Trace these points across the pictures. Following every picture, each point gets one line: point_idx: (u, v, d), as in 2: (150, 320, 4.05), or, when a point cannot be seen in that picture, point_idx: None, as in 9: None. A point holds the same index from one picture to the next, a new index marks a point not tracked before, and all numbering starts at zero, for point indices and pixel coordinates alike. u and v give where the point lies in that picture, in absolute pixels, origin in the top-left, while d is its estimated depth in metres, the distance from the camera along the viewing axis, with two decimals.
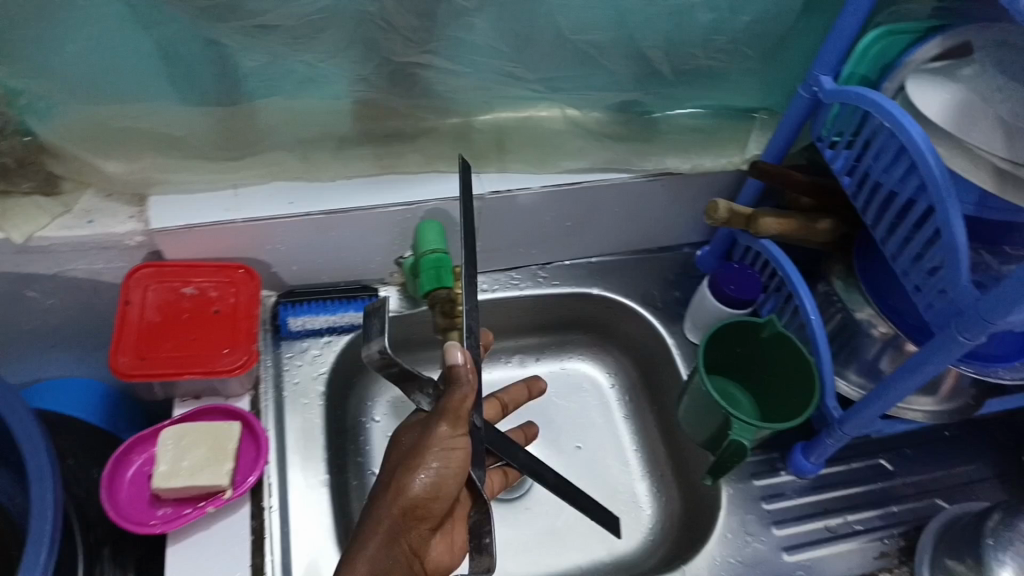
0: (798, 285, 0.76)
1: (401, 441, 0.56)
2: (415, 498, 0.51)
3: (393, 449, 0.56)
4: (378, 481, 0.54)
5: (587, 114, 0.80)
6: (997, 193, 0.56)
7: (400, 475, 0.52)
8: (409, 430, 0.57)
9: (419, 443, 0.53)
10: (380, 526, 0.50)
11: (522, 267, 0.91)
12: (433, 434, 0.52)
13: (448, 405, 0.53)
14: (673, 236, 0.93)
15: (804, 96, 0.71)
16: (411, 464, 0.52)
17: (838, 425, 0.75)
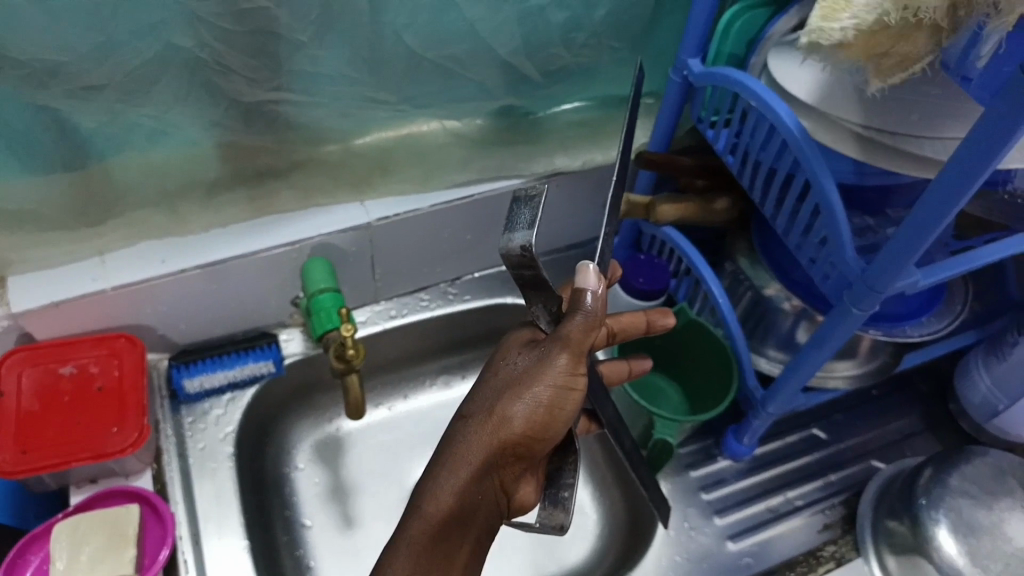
0: (702, 269, 0.75)
1: (504, 357, 0.52)
2: (519, 432, 0.48)
3: (487, 368, 0.52)
4: (479, 399, 0.50)
5: (468, 123, 0.77)
6: (866, 159, 0.56)
7: (507, 402, 0.48)
8: (518, 348, 0.52)
9: (534, 368, 0.49)
10: (480, 450, 0.48)
11: (430, 287, 0.87)
12: (551, 360, 0.49)
13: (568, 333, 0.48)
14: (582, 233, 0.91)
15: (676, 80, 0.71)
16: (522, 391, 0.48)
17: (761, 406, 0.73)
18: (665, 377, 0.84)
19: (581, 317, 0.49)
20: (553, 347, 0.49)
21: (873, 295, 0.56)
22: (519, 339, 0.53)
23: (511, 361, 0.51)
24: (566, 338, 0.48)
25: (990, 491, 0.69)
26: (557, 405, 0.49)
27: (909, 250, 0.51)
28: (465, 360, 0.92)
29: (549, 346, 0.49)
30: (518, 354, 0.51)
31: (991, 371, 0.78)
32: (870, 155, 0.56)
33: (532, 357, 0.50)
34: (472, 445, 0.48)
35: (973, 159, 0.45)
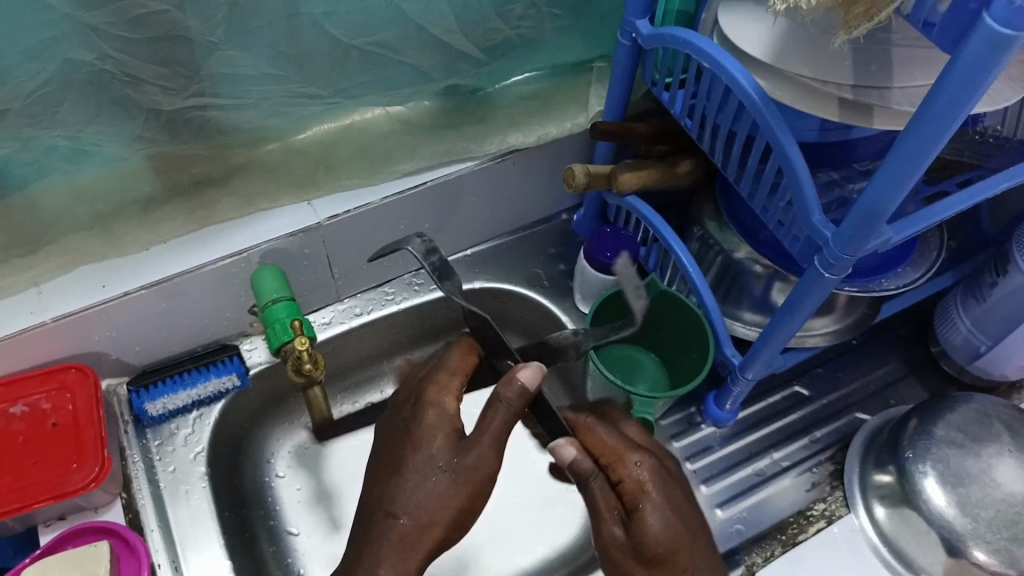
0: (671, 241, 0.72)
1: (426, 451, 0.53)
2: (448, 534, 0.53)
3: (405, 459, 0.53)
4: (408, 499, 0.52)
5: (413, 107, 0.75)
6: (841, 120, 0.52)
7: (438, 511, 0.52)
8: (436, 438, 0.53)
9: (460, 459, 0.52)
10: (416, 558, 0.52)
11: (393, 279, 0.84)
12: (477, 458, 0.52)
13: (492, 429, 0.52)
14: (545, 207, 0.89)
15: (625, 43, 0.67)
16: (450, 492, 0.52)
17: (740, 373, 0.71)
18: (641, 350, 0.82)
19: (449, 371, 0.58)
20: (478, 447, 0.52)
21: (844, 261, 0.53)
22: (441, 426, 0.54)
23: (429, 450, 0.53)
24: (497, 435, 0.52)
25: (976, 439, 0.67)
26: (482, 496, 0.53)
27: (876, 211, 0.49)
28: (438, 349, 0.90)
29: (475, 449, 0.52)
30: (443, 449, 0.53)
31: (971, 314, 0.76)
32: (833, 113, 0.52)
33: (456, 456, 0.53)
34: (408, 546, 0.52)
35: (940, 117, 0.42)
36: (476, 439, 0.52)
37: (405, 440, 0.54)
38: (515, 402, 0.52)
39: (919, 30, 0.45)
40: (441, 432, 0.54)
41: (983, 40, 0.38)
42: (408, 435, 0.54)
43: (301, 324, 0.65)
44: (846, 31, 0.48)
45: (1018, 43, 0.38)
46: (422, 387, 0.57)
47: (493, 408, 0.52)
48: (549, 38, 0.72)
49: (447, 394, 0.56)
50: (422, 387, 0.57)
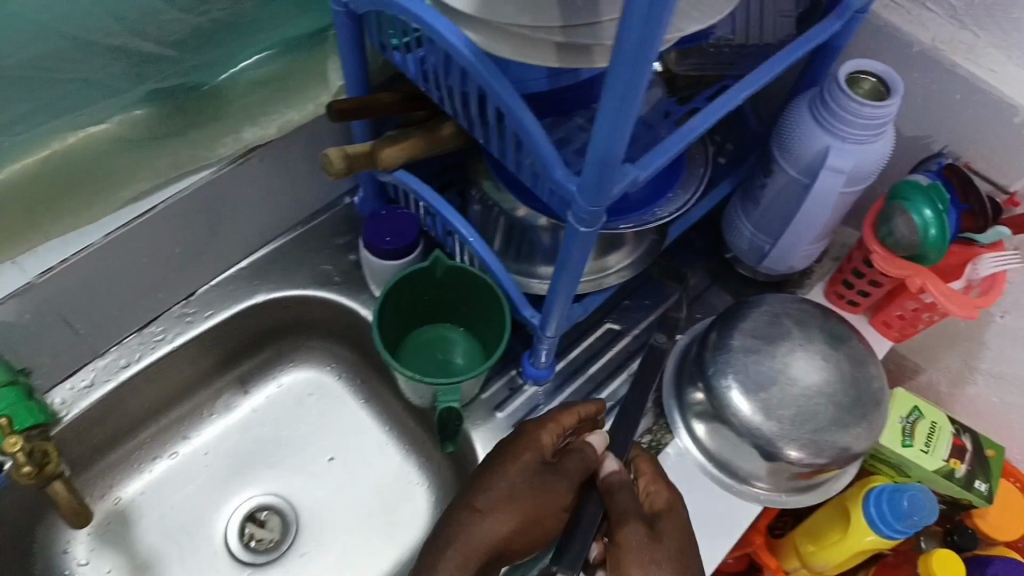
0: (447, 212, 0.68)
1: (518, 463, 0.61)
2: (514, 536, 0.59)
3: (500, 464, 0.62)
4: (490, 493, 0.60)
5: (125, 118, 0.62)
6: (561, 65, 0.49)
7: (508, 512, 0.59)
8: (529, 458, 0.62)
9: (535, 486, 0.60)
10: (490, 535, 0.58)
11: (159, 315, 0.74)
12: (555, 490, 0.61)
13: (571, 468, 0.62)
14: (320, 196, 0.81)
15: (340, 11, 0.60)
16: (530, 499, 0.60)
17: (542, 331, 0.68)
18: (450, 325, 0.77)
19: (565, 413, 0.66)
20: (562, 480, 0.61)
21: (593, 211, 0.51)
22: (534, 449, 0.62)
23: (504, 478, 0.60)
24: (576, 474, 0.62)
25: (769, 341, 0.69)
26: (549, 519, 0.60)
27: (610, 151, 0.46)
28: (239, 376, 0.81)
29: (559, 482, 0.61)
30: (528, 468, 0.61)
31: (751, 216, 0.76)
32: (553, 59, 0.49)
33: (542, 478, 0.61)
34: (477, 536, 0.58)
35: (638, 46, 0.40)
36: (564, 466, 0.62)
37: (502, 456, 0.63)
38: (590, 459, 0.63)
39: None
40: (534, 453, 0.62)
41: None
42: (507, 451, 0.63)
43: (8, 420, 0.56)
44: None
45: None
46: (536, 424, 0.65)
47: (569, 457, 0.63)
48: (258, 19, 0.63)
49: (547, 425, 0.64)
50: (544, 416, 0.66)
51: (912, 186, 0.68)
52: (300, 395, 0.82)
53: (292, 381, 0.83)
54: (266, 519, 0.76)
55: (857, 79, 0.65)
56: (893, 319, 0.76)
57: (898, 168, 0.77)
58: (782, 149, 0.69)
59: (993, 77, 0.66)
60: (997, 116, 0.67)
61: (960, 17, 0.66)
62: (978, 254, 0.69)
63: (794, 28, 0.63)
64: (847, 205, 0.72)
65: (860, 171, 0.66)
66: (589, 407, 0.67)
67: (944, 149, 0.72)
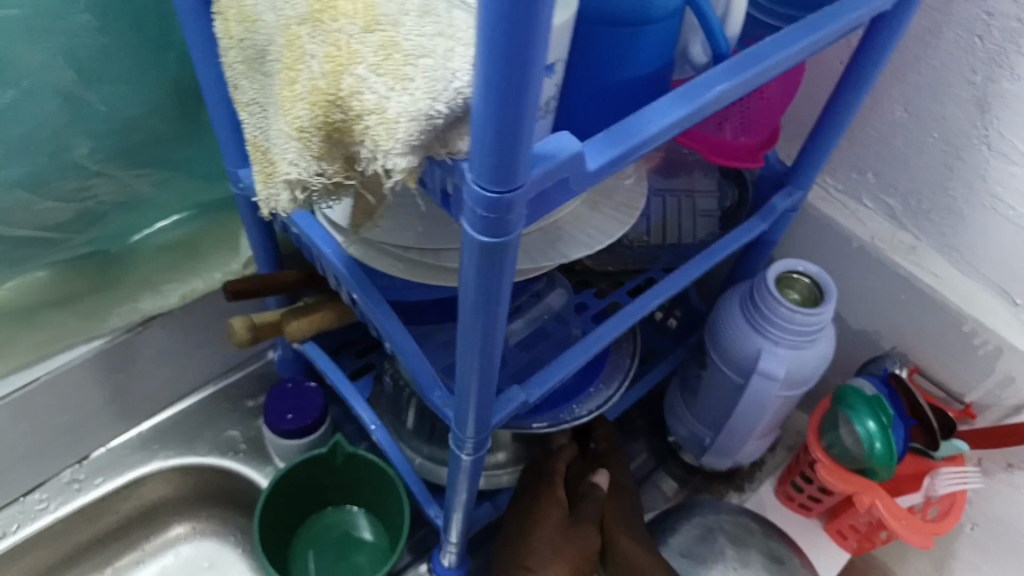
0: (349, 395, 0.63)
1: (549, 521, 0.58)
2: None
3: (530, 526, 0.58)
4: (538, 554, 0.56)
5: (25, 278, 0.59)
6: (435, 282, 0.45)
7: (562, 562, 0.56)
8: (557, 507, 0.59)
9: (569, 534, 0.58)
10: None
11: (46, 482, 0.70)
12: (588, 537, 0.58)
13: (588, 513, 0.60)
14: (234, 355, 0.77)
15: (238, 194, 0.57)
16: (570, 548, 0.57)
17: (445, 535, 0.60)
18: (355, 509, 0.70)
19: (561, 457, 0.63)
20: (591, 527, 0.59)
21: (469, 440, 0.46)
22: (556, 501, 0.59)
23: (543, 532, 0.57)
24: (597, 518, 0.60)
25: (700, 562, 0.62)
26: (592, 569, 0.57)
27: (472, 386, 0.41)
28: (128, 545, 0.73)
29: (589, 527, 0.59)
30: (559, 519, 0.58)
31: (690, 405, 0.71)
32: (438, 279, 0.45)
33: (572, 530, 0.58)
34: None
35: (481, 321, 0.35)
36: (586, 510, 0.60)
37: (530, 506, 0.60)
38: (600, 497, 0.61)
39: (440, 199, 0.34)
40: (561, 507, 0.59)
41: (471, 246, 0.31)
42: (533, 504, 0.60)
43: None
44: (269, 211, 0.32)
45: (513, 244, 0.31)
46: (546, 478, 0.62)
47: (585, 502, 0.60)
48: (158, 199, 0.61)
49: (558, 478, 0.62)
50: (544, 469, 0.62)
51: (856, 393, 0.62)
52: (196, 568, 0.73)
53: (191, 549, 0.74)
54: None
55: (790, 279, 0.61)
56: (847, 529, 0.69)
57: (847, 358, 0.72)
58: (716, 344, 0.64)
59: (936, 280, 0.61)
60: (945, 319, 0.62)
61: (899, 217, 0.63)
62: (935, 468, 0.62)
63: (719, 226, 0.61)
64: (790, 403, 0.66)
65: (794, 373, 0.61)
66: (564, 453, 0.64)
67: (894, 348, 0.67)
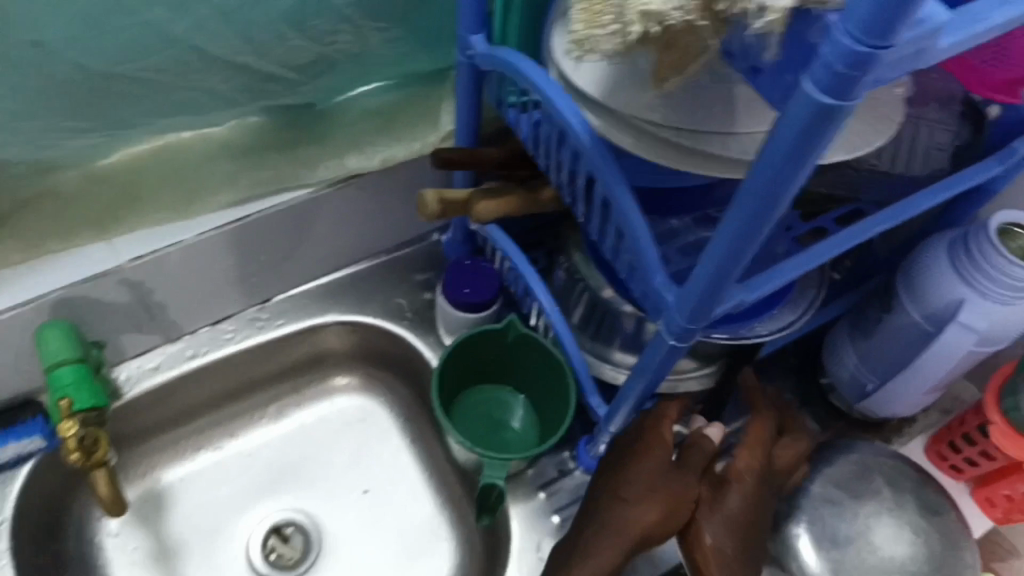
0: (531, 278, 0.64)
1: (648, 458, 0.59)
2: (655, 527, 0.57)
3: (629, 461, 0.60)
4: (631, 485, 0.58)
5: (242, 121, 0.63)
6: (679, 166, 0.45)
7: (654, 507, 0.57)
8: (659, 449, 0.60)
9: (666, 476, 0.58)
10: (634, 533, 0.57)
11: (233, 314, 0.76)
12: (684, 482, 0.58)
13: (692, 462, 0.60)
14: (409, 228, 0.81)
15: (464, 63, 0.58)
16: (660, 488, 0.58)
17: (604, 425, 0.62)
18: (511, 392, 0.73)
19: (676, 402, 0.63)
20: (691, 474, 0.59)
21: (690, 328, 0.46)
22: (659, 443, 0.60)
23: (640, 470, 0.59)
24: (700, 466, 0.60)
25: (855, 497, 0.62)
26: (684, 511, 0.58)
27: (716, 272, 0.41)
28: (296, 386, 0.82)
29: (686, 476, 0.59)
30: (658, 460, 0.59)
31: (858, 348, 0.69)
32: (687, 163, 0.45)
33: (668, 475, 0.59)
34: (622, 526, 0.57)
35: (763, 198, 0.35)
36: (687, 459, 0.60)
37: (632, 446, 0.61)
38: (709, 449, 0.61)
39: (744, 69, 0.34)
40: (662, 452, 0.60)
41: (802, 107, 0.30)
42: (637, 445, 0.60)
43: (70, 403, 0.60)
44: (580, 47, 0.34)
45: (846, 114, 0.30)
46: (653, 416, 0.62)
47: (689, 449, 0.61)
48: (380, 57, 0.63)
49: (667, 419, 0.62)
50: (651, 410, 0.63)
51: None
52: (350, 420, 0.83)
53: (345, 404, 0.83)
54: (290, 535, 0.77)
55: (1010, 231, 0.58)
56: (999, 499, 0.68)
57: None
58: (910, 288, 0.62)
59: None
60: None
61: None
62: None
63: (948, 162, 0.58)
64: (973, 363, 0.64)
65: (995, 329, 0.58)
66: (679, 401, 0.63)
67: None
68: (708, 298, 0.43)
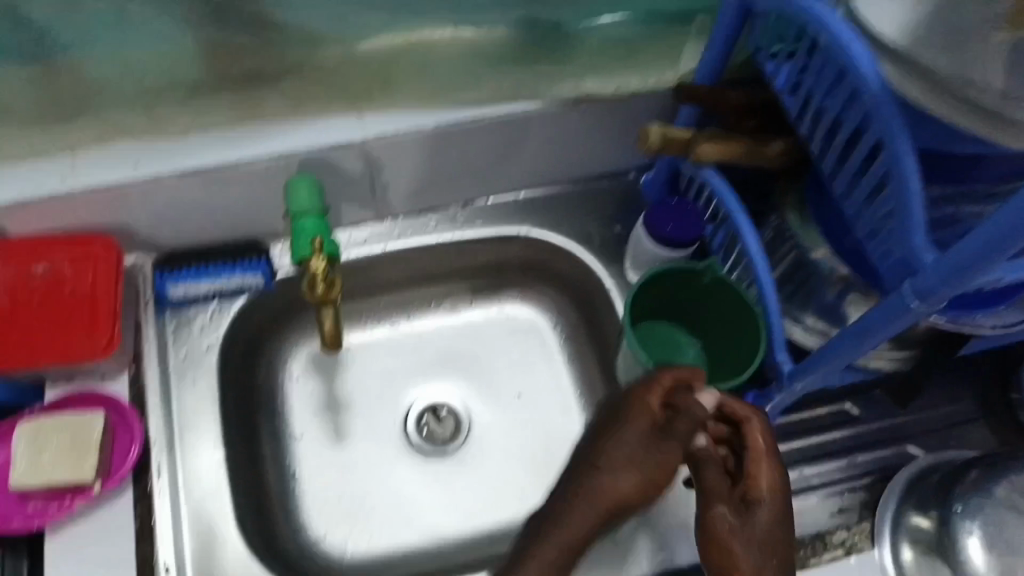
0: (743, 225, 0.66)
1: (630, 429, 0.64)
2: (633, 494, 0.63)
3: (614, 429, 0.65)
4: (620, 453, 0.64)
5: (492, 28, 0.68)
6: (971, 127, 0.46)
7: (630, 476, 0.63)
8: (648, 420, 0.64)
9: (640, 449, 0.63)
10: (592, 509, 0.63)
11: (438, 207, 0.81)
12: (671, 452, 0.63)
13: (679, 428, 0.63)
14: (613, 161, 0.82)
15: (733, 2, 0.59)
16: (620, 452, 0.64)
17: (788, 379, 0.66)
18: (687, 336, 0.77)
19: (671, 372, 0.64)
20: (671, 443, 0.63)
21: (943, 292, 0.45)
22: (644, 417, 0.64)
23: (621, 444, 0.64)
24: (689, 437, 0.63)
25: None
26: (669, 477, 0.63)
27: (999, 236, 0.40)
28: (474, 288, 0.87)
29: (671, 445, 0.63)
30: (639, 431, 0.64)
31: None
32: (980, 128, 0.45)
33: (658, 445, 0.63)
34: (595, 496, 0.63)
35: None
36: (675, 433, 0.63)
37: (622, 410, 0.66)
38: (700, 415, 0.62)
39: None
40: (648, 421, 0.64)
41: None
42: (623, 411, 0.65)
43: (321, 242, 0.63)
44: None
45: None
46: (644, 390, 0.65)
47: (679, 418, 0.63)
48: None
49: (658, 388, 0.64)
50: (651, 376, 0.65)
51: None
52: (517, 328, 0.88)
53: (514, 313, 0.88)
54: (444, 415, 0.84)
55: None
56: None
57: None
58: None
59: None
60: None
61: None
62: None
63: None
64: None
65: None
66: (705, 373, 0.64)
67: None
68: (975, 265, 0.42)
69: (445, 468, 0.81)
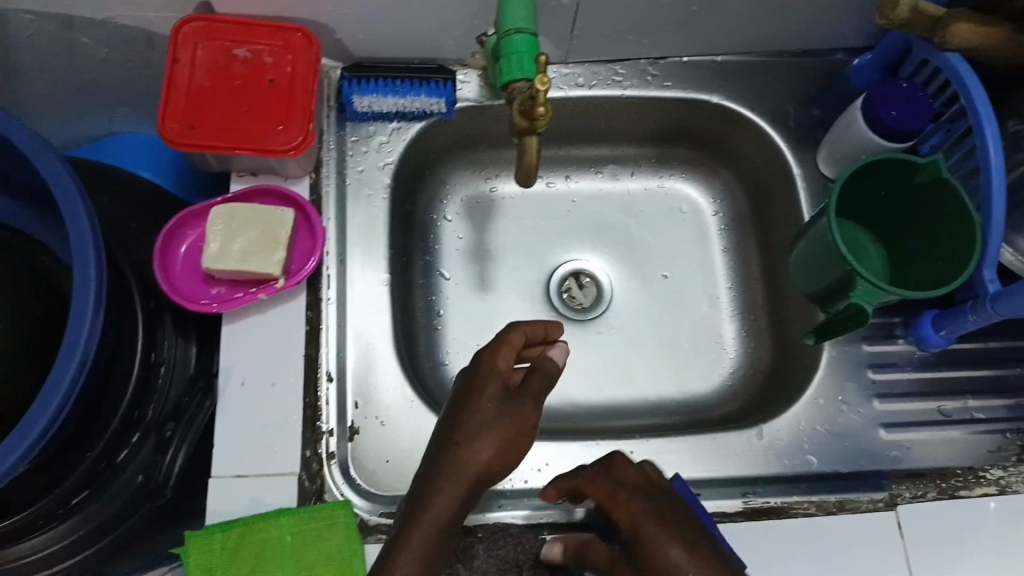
0: (984, 120, 0.58)
1: (484, 397, 0.58)
2: (490, 466, 0.56)
3: (465, 397, 0.58)
4: (468, 422, 0.57)
5: None
6: None
7: (487, 440, 0.56)
8: (494, 381, 0.58)
9: (496, 417, 0.57)
10: (458, 482, 0.55)
11: (629, 60, 0.75)
12: (524, 411, 0.58)
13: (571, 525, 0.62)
14: (828, 35, 0.74)
15: None
16: (473, 417, 0.57)
17: (989, 303, 0.61)
18: (866, 236, 0.73)
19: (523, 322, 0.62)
20: (524, 403, 0.58)
21: None
22: (494, 378, 0.59)
23: (476, 411, 0.57)
24: (541, 394, 0.60)
25: None
26: (525, 440, 0.58)
27: None
28: (640, 156, 0.84)
29: (523, 402, 0.58)
30: (494, 396, 0.58)
31: None
32: None
33: (506, 405, 0.58)
34: (458, 467, 0.55)
35: None
36: (479, 380, 0.58)
37: (467, 382, 0.59)
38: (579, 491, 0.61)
39: None
40: (499, 383, 0.59)
41: None
42: (470, 377, 0.59)
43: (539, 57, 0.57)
44: None
45: None
46: (490, 356, 0.59)
47: (532, 375, 0.60)
48: None
49: (508, 346, 0.60)
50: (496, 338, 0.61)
51: None
52: (676, 208, 0.85)
53: (674, 190, 0.85)
54: (586, 284, 0.81)
55: None
56: None
57: None
58: None
59: None
60: None
61: None
62: None
63: None
64: None
65: None
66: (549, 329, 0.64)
67: None
68: None
69: (579, 333, 0.80)
